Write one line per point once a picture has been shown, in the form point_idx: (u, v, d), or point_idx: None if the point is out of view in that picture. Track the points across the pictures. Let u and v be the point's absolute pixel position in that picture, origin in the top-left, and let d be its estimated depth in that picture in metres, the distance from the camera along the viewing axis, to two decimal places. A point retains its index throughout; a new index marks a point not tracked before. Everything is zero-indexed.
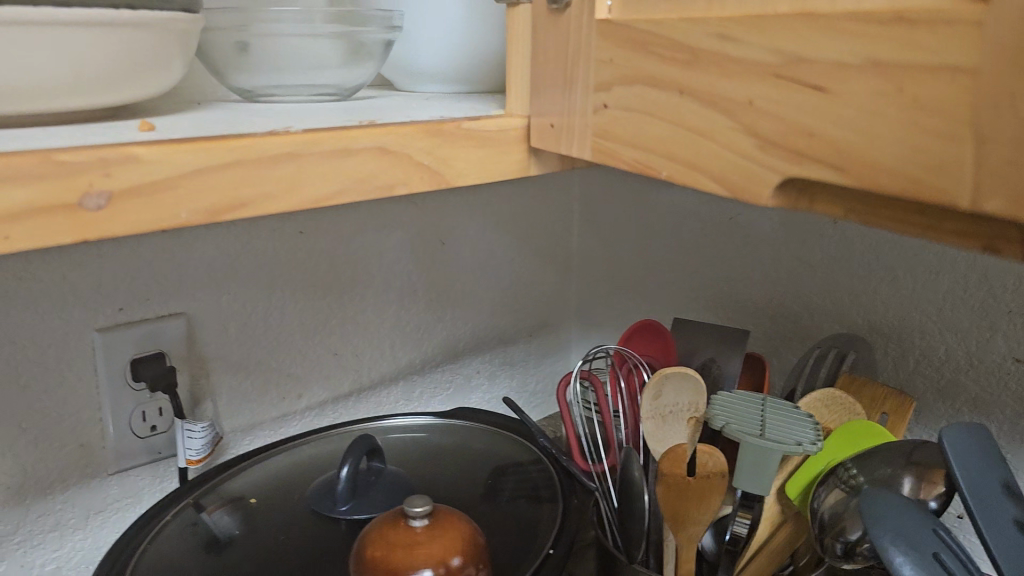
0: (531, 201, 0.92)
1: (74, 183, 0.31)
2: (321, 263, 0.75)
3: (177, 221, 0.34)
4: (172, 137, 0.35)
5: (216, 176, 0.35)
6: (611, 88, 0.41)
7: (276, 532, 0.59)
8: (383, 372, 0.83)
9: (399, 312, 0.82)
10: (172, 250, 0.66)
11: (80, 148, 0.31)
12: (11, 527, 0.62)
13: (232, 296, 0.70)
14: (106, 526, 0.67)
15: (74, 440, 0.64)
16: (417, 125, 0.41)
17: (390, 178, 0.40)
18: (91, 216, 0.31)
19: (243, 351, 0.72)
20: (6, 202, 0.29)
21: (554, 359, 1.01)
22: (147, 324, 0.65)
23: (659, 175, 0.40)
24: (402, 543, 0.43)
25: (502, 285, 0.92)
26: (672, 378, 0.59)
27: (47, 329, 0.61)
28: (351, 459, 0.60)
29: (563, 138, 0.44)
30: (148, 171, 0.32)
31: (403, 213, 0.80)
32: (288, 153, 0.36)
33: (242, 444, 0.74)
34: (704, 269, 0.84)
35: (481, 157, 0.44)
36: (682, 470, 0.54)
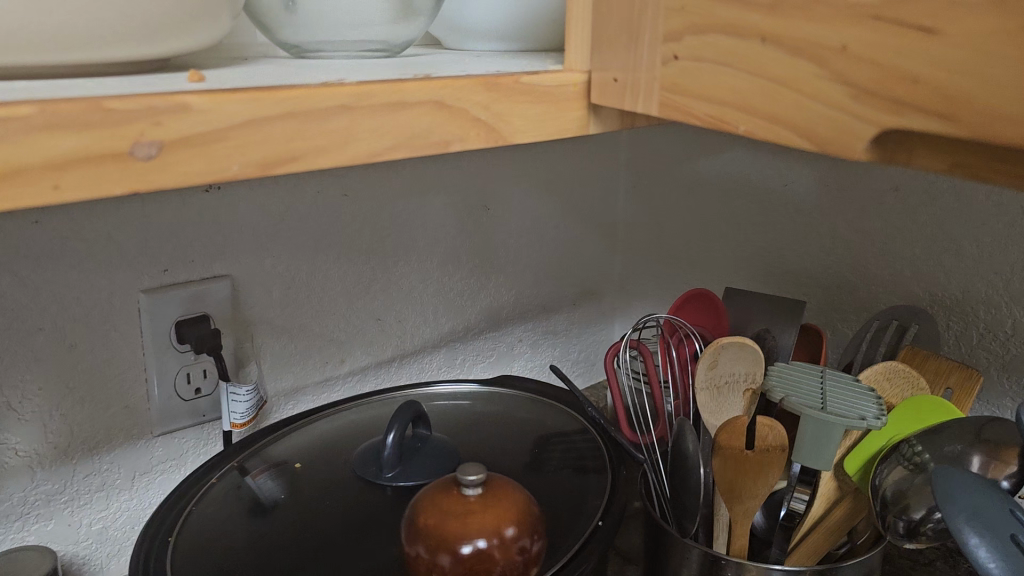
0: (577, 166, 0.90)
1: (125, 131, 0.29)
2: (364, 226, 0.74)
3: (230, 173, 0.32)
4: (226, 86, 0.33)
5: (272, 127, 0.33)
6: (681, 38, 0.39)
7: (323, 495, 0.58)
8: (426, 338, 0.82)
9: (442, 278, 0.81)
10: (217, 211, 0.65)
11: (131, 95, 0.30)
12: (58, 486, 0.62)
13: (276, 259, 0.69)
14: (151, 488, 0.67)
15: (119, 402, 0.64)
16: (474, 78, 0.39)
17: (446, 133, 0.39)
18: (143, 167, 0.30)
19: (287, 315, 0.71)
20: (56, 150, 0.28)
21: (598, 328, 0.99)
22: (193, 286, 0.65)
23: (733, 130, 0.38)
24: (453, 511, 0.41)
25: (547, 252, 0.90)
26: (729, 348, 0.57)
27: (93, 289, 0.60)
28: (397, 425, 0.59)
29: (627, 94, 0.42)
30: (200, 120, 0.31)
31: (447, 177, 0.78)
32: (344, 105, 0.35)
33: (285, 409, 0.73)
34: (756, 238, 0.82)
35: (540, 113, 0.42)
36: (741, 442, 0.52)
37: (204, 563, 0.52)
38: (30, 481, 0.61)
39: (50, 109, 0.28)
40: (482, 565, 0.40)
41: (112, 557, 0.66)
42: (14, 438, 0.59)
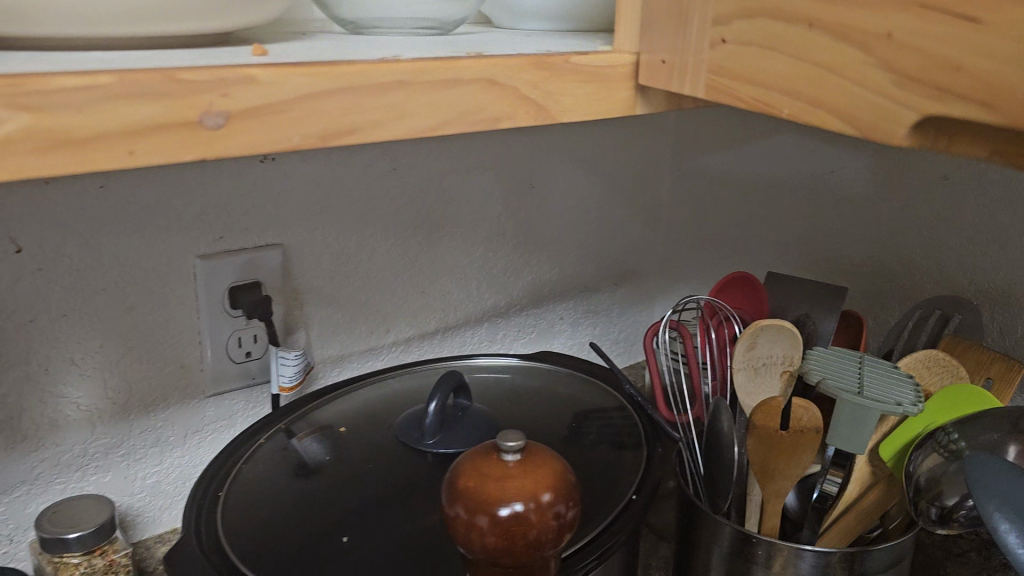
0: (624, 147, 0.90)
1: (195, 101, 0.31)
2: (411, 200, 0.75)
3: (290, 144, 0.34)
4: (288, 60, 0.35)
5: (331, 100, 0.35)
6: (730, 21, 0.40)
7: (367, 459, 0.60)
8: (469, 312, 0.84)
9: (486, 254, 0.83)
10: (271, 181, 0.67)
11: (202, 67, 0.31)
12: (117, 440, 0.65)
13: (326, 230, 0.71)
14: (203, 446, 0.70)
15: (175, 362, 0.66)
16: (525, 57, 0.40)
17: (495, 110, 0.40)
18: (211, 135, 0.32)
19: (335, 285, 0.73)
20: (133, 116, 0.30)
21: (639, 309, 1.00)
22: (247, 253, 0.67)
23: (778, 114, 0.38)
24: (493, 474, 0.40)
25: (591, 231, 0.91)
26: (768, 330, 0.58)
27: (153, 253, 0.63)
28: (439, 394, 0.61)
29: (674, 76, 0.43)
30: (264, 92, 0.33)
31: (494, 155, 0.79)
32: (399, 80, 0.36)
33: (331, 375, 0.76)
34: (801, 223, 0.82)
35: (588, 93, 0.43)
36: (776, 423, 0.53)
37: (253, 520, 0.55)
38: (90, 434, 0.64)
39: (128, 78, 0.29)
40: (518, 529, 0.40)
41: (164, 510, 0.69)
42: (76, 392, 0.62)
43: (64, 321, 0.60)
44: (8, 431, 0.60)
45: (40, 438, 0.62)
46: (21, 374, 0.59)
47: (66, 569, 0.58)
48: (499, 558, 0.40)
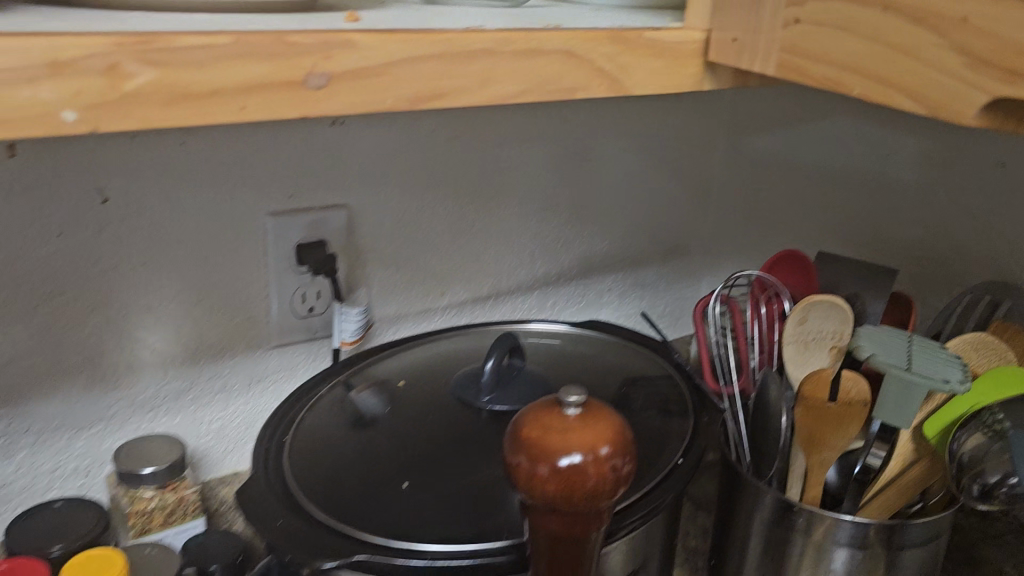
0: (679, 123, 0.91)
1: (301, 63, 0.33)
2: (470, 167, 0.77)
3: (383, 106, 0.36)
4: (382, 27, 0.37)
5: (422, 66, 0.37)
6: (805, 2, 0.41)
7: (425, 412, 0.63)
8: (520, 280, 0.86)
9: (540, 224, 0.84)
10: (339, 144, 0.69)
11: (307, 31, 0.34)
12: (187, 384, 0.69)
13: (389, 193, 0.74)
14: (265, 395, 0.73)
15: (243, 313, 0.70)
16: (603, 31, 0.42)
17: (572, 81, 0.41)
18: (313, 95, 0.34)
19: (395, 247, 0.76)
20: (245, 75, 0.32)
21: (686, 284, 1.01)
22: (314, 213, 0.70)
23: (849, 93, 0.40)
24: (555, 427, 0.43)
25: (642, 206, 0.92)
26: (820, 305, 0.59)
27: (227, 208, 0.66)
28: (496, 353, 0.64)
29: (745, 54, 0.44)
30: (363, 56, 0.35)
31: (552, 127, 0.81)
32: (485, 50, 0.38)
33: (387, 334, 0.78)
34: (853, 205, 0.83)
35: (660, 68, 0.44)
36: (824, 394, 0.55)
37: (317, 464, 0.58)
38: (161, 378, 0.67)
39: (242, 39, 0.32)
40: (577, 478, 0.42)
41: (227, 454, 0.73)
42: (151, 337, 0.66)
43: (142, 270, 0.64)
44: (88, 371, 0.64)
45: (117, 378, 0.65)
46: (102, 318, 0.63)
47: (140, 502, 0.61)
48: (558, 505, 0.43)
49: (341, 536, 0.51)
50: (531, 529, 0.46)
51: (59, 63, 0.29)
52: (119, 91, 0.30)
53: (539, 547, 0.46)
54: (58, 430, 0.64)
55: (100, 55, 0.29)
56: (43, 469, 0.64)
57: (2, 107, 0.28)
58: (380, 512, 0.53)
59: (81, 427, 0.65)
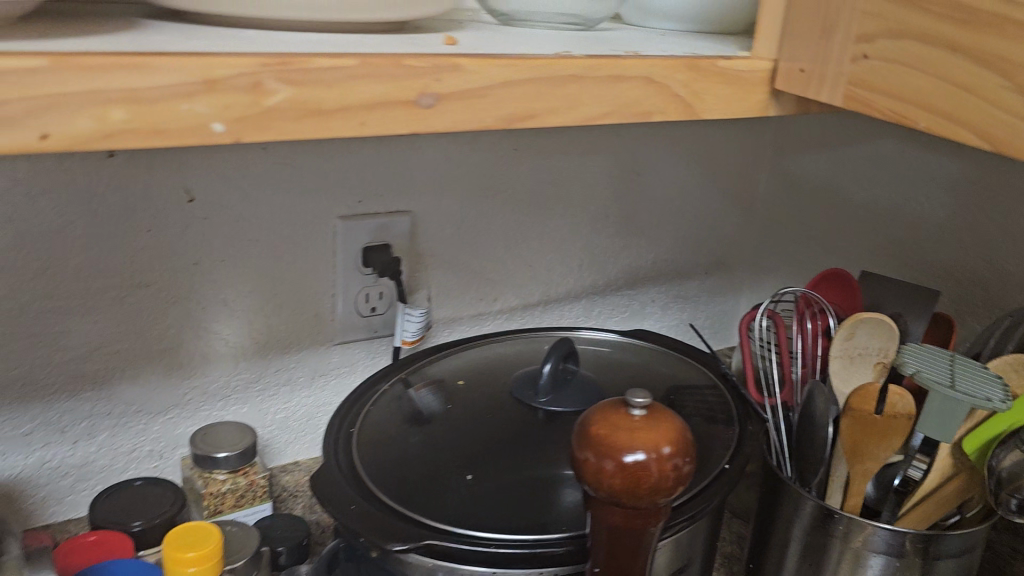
0: (727, 142, 0.94)
1: (416, 84, 0.37)
2: (527, 179, 0.81)
3: (483, 124, 0.40)
4: (483, 52, 0.40)
5: (519, 89, 0.40)
6: (874, 39, 0.44)
7: (484, 410, 0.67)
8: (569, 288, 0.89)
9: (590, 235, 0.88)
10: (407, 154, 0.73)
11: (421, 55, 0.37)
12: (255, 376, 0.73)
13: (451, 201, 0.77)
14: (326, 389, 0.77)
15: (311, 310, 0.73)
16: (680, 60, 0.45)
17: (651, 105, 0.45)
18: (423, 112, 0.38)
19: (454, 253, 0.79)
20: (367, 94, 0.36)
21: (726, 298, 1.04)
22: (380, 218, 0.73)
23: (915, 125, 0.43)
24: (622, 426, 0.46)
25: (688, 221, 0.95)
26: (867, 322, 0.61)
27: (302, 210, 0.70)
28: (553, 357, 0.67)
29: (812, 84, 0.47)
30: (469, 79, 0.38)
31: (605, 142, 0.84)
32: (575, 75, 0.41)
33: (442, 335, 0.82)
34: (896, 227, 0.85)
35: (730, 95, 0.47)
36: (870, 407, 0.57)
37: (382, 455, 0.61)
38: (234, 369, 0.71)
39: (367, 62, 0.35)
40: (641, 474, 0.45)
41: (288, 443, 0.77)
42: (226, 330, 0.70)
43: (221, 266, 0.68)
44: (168, 359, 0.68)
45: (193, 367, 0.69)
46: (183, 310, 0.67)
47: (214, 483, 0.65)
48: (622, 498, 0.46)
49: (409, 522, 0.54)
50: (593, 520, 0.49)
51: (213, 81, 0.32)
52: (261, 106, 0.34)
53: (599, 537, 0.49)
54: (137, 414, 0.68)
55: (248, 74, 0.33)
56: (122, 449, 0.68)
57: (165, 120, 0.32)
58: (443, 501, 0.56)
59: (158, 411, 0.69)
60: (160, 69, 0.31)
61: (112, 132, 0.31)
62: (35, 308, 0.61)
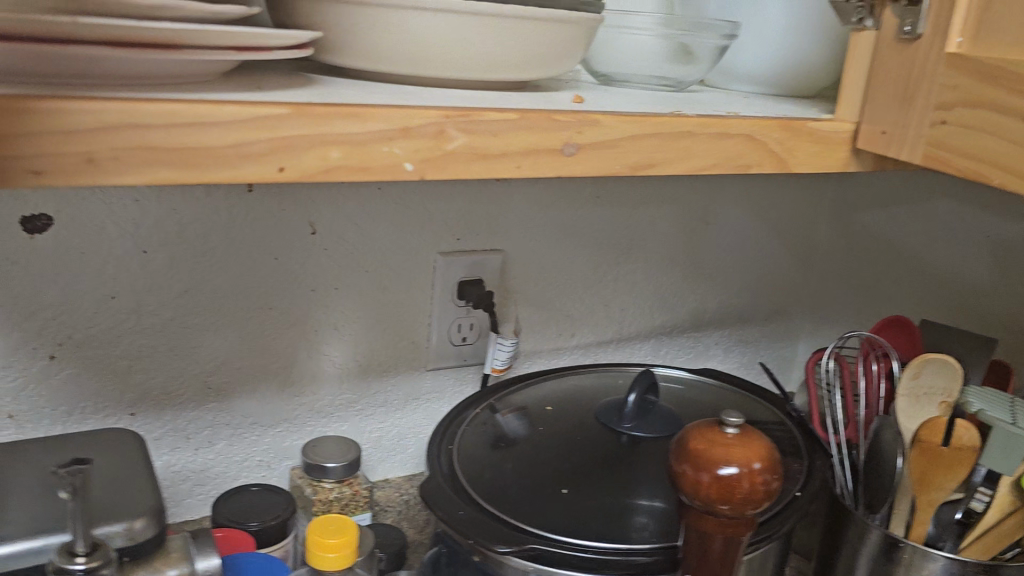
0: (791, 196, 1.00)
1: (562, 135, 0.44)
2: (606, 224, 0.87)
3: (613, 170, 0.46)
4: (612, 109, 0.47)
5: (645, 142, 0.47)
6: (954, 108, 0.48)
7: (572, 432, 0.72)
8: (639, 328, 0.95)
9: (661, 279, 0.94)
10: (501, 198, 0.80)
11: (566, 112, 0.44)
12: (356, 396, 0.79)
13: (538, 242, 0.84)
14: (417, 412, 0.83)
15: (408, 337, 0.80)
16: (777, 120, 0.51)
17: (750, 159, 0.51)
18: (565, 159, 0.44)
19: (538, 290, 0.86)
20: (524, 143, 0.43)
21: (785, 344, 1.09)
22: (475, 255, 0.80)
23: (991, 183, 0.46)
24: (719, 442, 0.52)
25: (752, 269, 1.01)
26: (933, 362, 0.66)
27: (407, 245, 0.77)
28: (638, 388, 0.73)
29: (892, 144, 0.52)
30: (605, 132, 0.45)
31: (679, 193, 0.91)
32: (689, 131, 0.48)
33: (523, 367, 0.88)
34: (952, 280, 0.90)
35: (818, 152, 0.54)
36: (938, 439, 0.63)
37: (480, 470, 0.67)
38: (337, 389, 0.78)
39: (525, 116, 0.42)
40: (732, 486, 0.50)
41: (381, 460, 0.83)
42: (334, 351, 0.77)
43: (334, 293, 0.75)
44: (283, 376, 0.75)
45: (304, 386, 0.76)
46: (298, 332, 0.74)
47: (322, 491, 0.71)
48: (714, 508, 0.51)
49: (510, 529, 0.60)
50: (685, 527, 0.54)
51: (408, 128, 0.39)
52: (442, 149, 0.40)
53: (691, 545, 0.54)
54: (252, 425, 0.75)
55: (434, 123, 0.40)
56: (235, 458, 0.75)
57: (370, 159, 0.39)
58: (538, 512, 0.62)
59: (269, 425, 0.76)
60: (371, 118, 0.38)
61: (328, 169, 0.38)
62: (175, 323, 0.69)
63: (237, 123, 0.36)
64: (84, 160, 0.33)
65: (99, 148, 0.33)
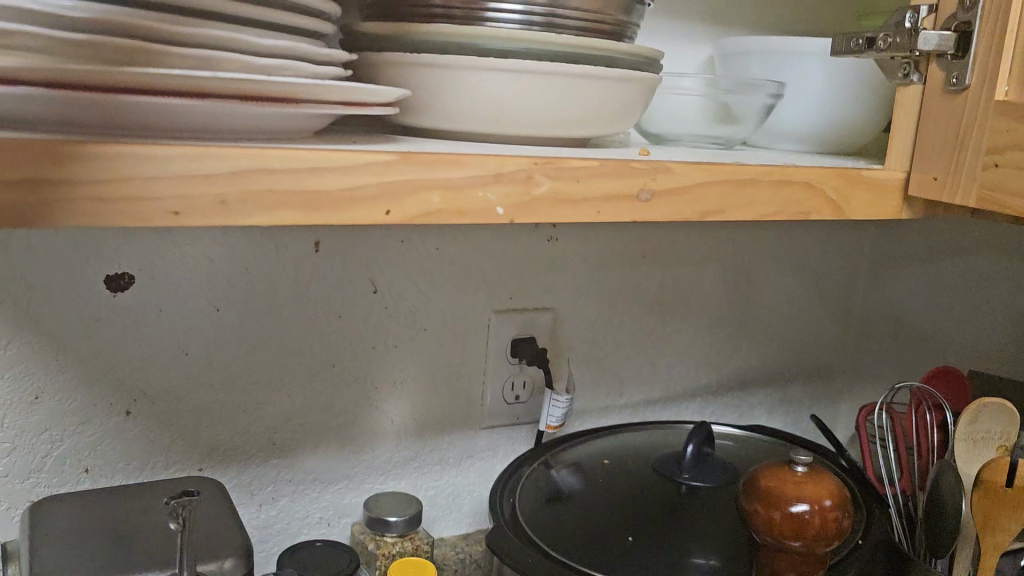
0: (829, 256, 1.02)
1: (637, 182, 0.46)
2: (653, 283, 0.90)
3: (684, 216, 0.49)
4: (680, 160, 0.50)
5: (712, 188, 0.49)
6: (1004, 151, 0.49)
7: (631, 483, 0.73)
8: (686, 387, 0.96)
9: (706, 337, 0.95)
10: (551, 257, 0.83)
11: (640, 161, 0.47)
12: (414, 453, 0.81)
13: (588, 301, 0.86)
14: (471, 470, 0.85)
15: (464, 395, 0.82)
16: (833, 169, 0.54)
17: (810, 206, 0.53)
18: (641, 205, 0.47)
19: (588, 348, 0.88)
20: (603, 189, 0.45)
21: (829, 405, 1.09)
22: (528, 313, 0.83)
23: None
24: (790, 479, 0.53)
25: (794, 328, 1.02)
26: (991, 406, 0.67)
27: (463, 303, 0.79)
28: (694, 439, 0.74)
29: (946, 190, 0.54)
30: (676, 179, 0.48)
31: (721, 253, 0.93)
32: (752, 179, 0.51)
33: (574, 425, 0.89)
34: (995, 334, 0.91)
35: (872, 200, 0.56)
36: (1003, 479, 0.62)
37: (543, 521, 0.68)
38: (395, 446, 0.79)
39: (604, 164, 0.45)
40: (805, 525, 0.51)
41: (436, 519, 0.84)
42: (393, 409, 0.78)
43: (394, 350, 0.77)
44: (344, 433, 0.77)
45: (364, 443, 0.78)
46: (360, 389, 0.76)
47: (386, 545, 0.73)
48: (787, 547, 0.52)
49: None
50: None
51: (499, 174, 0.42)
52: (531, 194, 0.43)
53: None
54: (313, 483, 0.76)
55: (523, 170, 0.43)
56: (297, 515, 0.76)
57: (466, 203, 0.42)
58: (605, 561, 0.63)
59: (330, 482, 0.77)
60: (467, 165, 0.41)
61: (429, 212, 0.41)
62: (245, 380, 0.71)
63: (351, 169, 0.39)
64: (218, 202, 0.36)
65: (230, 191, 0.36)
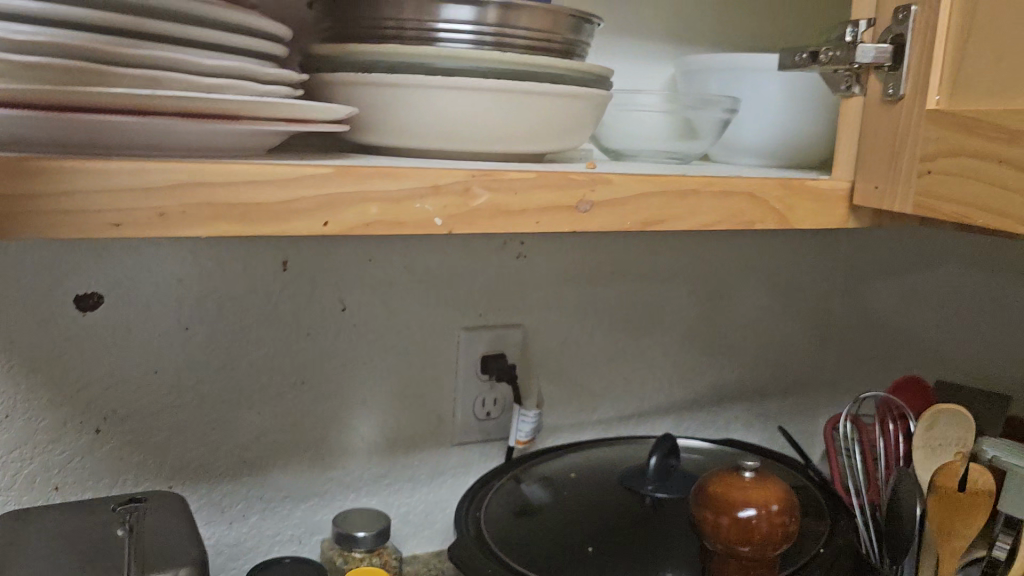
0: (802, 271, 1.03)
1: (576, 193, 0.48)
2: (624, 299, 0.91)
3: (625, 226, 0.50)
4: (623, 172, 0.51)
5: (653, 199, 0.51)
6: (935, 158, 0.51)
7: (597, 495, 0.74)
8: (660, 402, 0.97)
9: (679, 353, 0.96)
10: (521, 274, 0.84)
11: (579, 172, 0.48)
12: (385, 470, 0.81)
13: (558, 317, 0.87)
14: (444, 486, 0.85)
15: (435, 411, 0.83)
16: (776, 179, 0.56)
17: (753, 216, 0.55)
18: (581, 216, 0.48)
19: (559, 364, 0.89)
20: (542, 200, 0.47)
21: (806, 419, 1.10)
22: (498, 329, 0.84)
23: (976, 225, 0.49)
24: (737, 485, 0.54)
25: (768, 343, 1.03)
26: (946, 414, 0.68)
27: (432, 320, 0.80)
28: (657, 452, 0.75)
29: (886, 198, 0.55)
30: (615, 190, 0.49)
31: (692, 268, 0.94)
32: (694, 190, 0.52)
33: (547, 441, 0.90)
34: None
35: (817, 210, 0.58)
36: (954, 484, 0.64)
37: (508, 535, 0.68)
38: (366, 463, 0.80)
39: (542, 176, 0.47)
40: (753, 530, 0.52)
41: (409, 536, 0.85)
42: (363, 426, 0.79)
43: (363, 367, 0.78)
44: (314, 450, 0.77)
45: (334, 460, 0.78)
46: (330, 406, 0.77)
47: (354, 561, 0.73)
48: (737, 552, 0.52)
49: None
50: None
51: (436, 187, 0.44)
52: (469, 206, 0.45)
53: None
54: (284, 500, 0.77)
55: (461, 182, 0.44)
56: (267, 532, 0.77)
57: (404, 215, 0.43)
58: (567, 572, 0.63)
59: (301, 499, 0.78)
60: (404, 177, 0.43)
61: (368, 223, 0.42)
62: (214, 398, 0.72)
63: (288, 181, 0.40)
64: (156, 215, 0.37)
65: (169, 204, 0.38)
